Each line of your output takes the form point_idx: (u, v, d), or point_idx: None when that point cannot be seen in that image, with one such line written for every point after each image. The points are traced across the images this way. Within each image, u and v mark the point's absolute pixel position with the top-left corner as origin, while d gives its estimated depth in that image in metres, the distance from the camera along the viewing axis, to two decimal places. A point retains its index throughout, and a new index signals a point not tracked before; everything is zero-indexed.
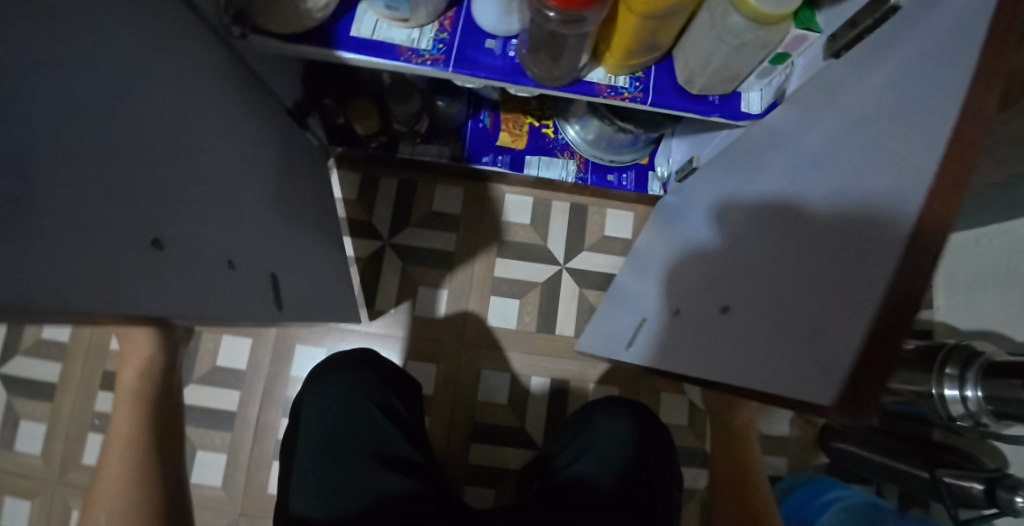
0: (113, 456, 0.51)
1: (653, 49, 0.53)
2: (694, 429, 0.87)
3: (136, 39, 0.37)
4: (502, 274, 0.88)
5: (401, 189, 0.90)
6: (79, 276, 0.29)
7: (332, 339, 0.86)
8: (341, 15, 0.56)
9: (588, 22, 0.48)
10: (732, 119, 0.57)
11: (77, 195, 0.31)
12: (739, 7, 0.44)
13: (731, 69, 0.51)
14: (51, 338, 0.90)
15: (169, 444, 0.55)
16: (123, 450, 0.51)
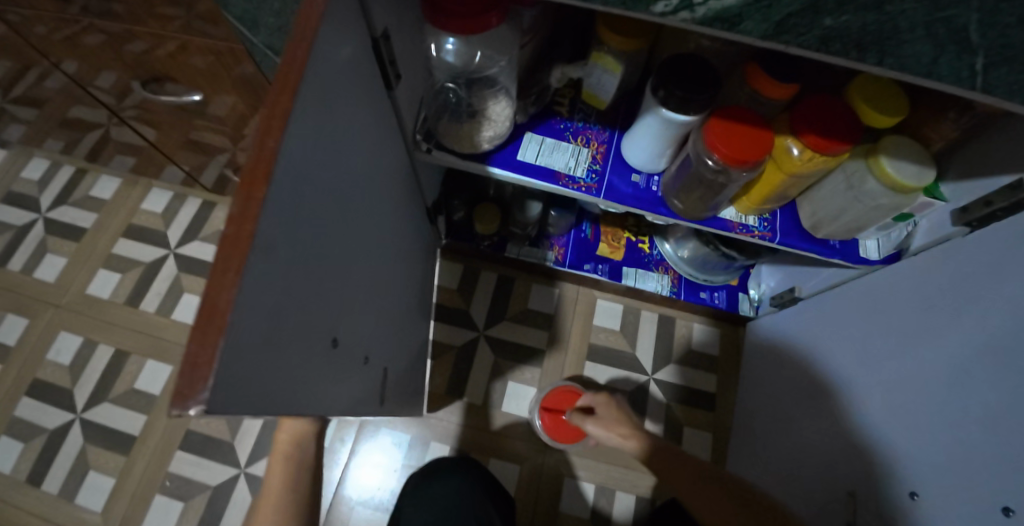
0: (266, 509, 0.50)
1: (783, 198, 0.59)
2: None
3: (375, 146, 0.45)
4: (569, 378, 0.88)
5: (498, 282, 0.96)
6: (269, 379, 0.31)
7: (417, 428, 0.87)
8: (508, 143, 0.64)
9: (742, 174, 0.53)
10: (851, 263, 0.61)
11: (282, 316, 0.32)
12: (879, 176, 0.51)
13: (860, 224, 0.57)
14: (142, 388, 0.94)
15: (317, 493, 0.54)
16: (276, 494, 0.51)
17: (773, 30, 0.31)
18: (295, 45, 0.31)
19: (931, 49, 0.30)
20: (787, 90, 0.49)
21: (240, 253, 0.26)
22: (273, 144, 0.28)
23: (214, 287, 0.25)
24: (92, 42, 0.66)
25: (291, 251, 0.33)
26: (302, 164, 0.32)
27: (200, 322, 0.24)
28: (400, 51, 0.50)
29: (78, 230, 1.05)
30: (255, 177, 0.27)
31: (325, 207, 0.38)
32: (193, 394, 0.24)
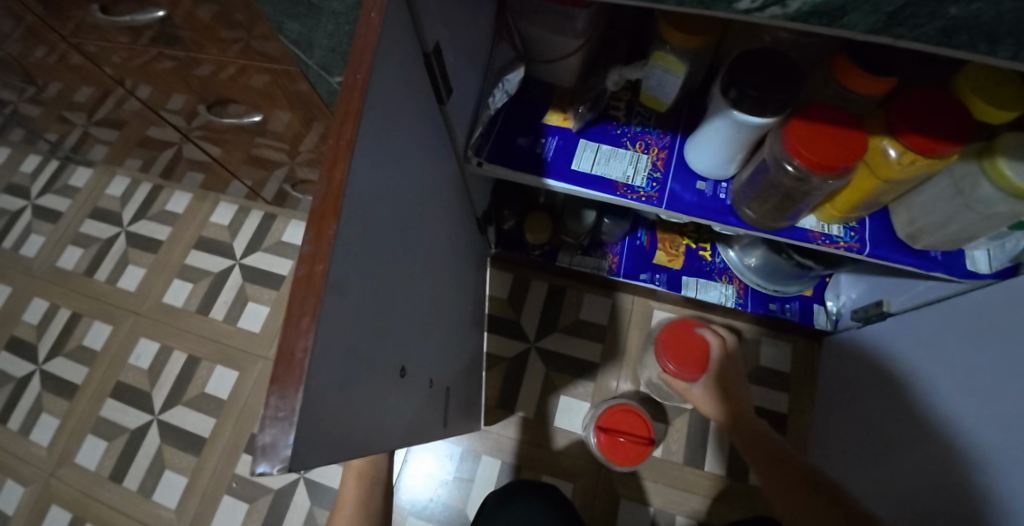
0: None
1: (874, 204, 0.52)
2: None
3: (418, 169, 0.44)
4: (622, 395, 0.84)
5: (551, 292, 0.93)
6: (349, 417, 0.31)
7: (470, 440, 0.86)
8: (562, 152, 0.60)
9: (827, 182, 0.48)
10: (955, 276, 0.53)
11: (359, 350, 0.32)
12: (996, 180, 0.43)
13: (968, 233, 0.49)
14: (211, 392, 0.98)
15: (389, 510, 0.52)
16: (347, 511, 0.49)
17: (881, 23, 0.26)
18: (352, 75, 0.30)
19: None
20: (884, 85, 0.43)
21: (316, 295, 0.26)
22: (340, 176, 0.28)
23: (291, 335, 0.25)
24: (161, 67, 0.69)
25: (364, 282, 0.32)
26: (362, 194, 0.31)
27: (281, 373, 0.24)
28: (452, 65, 0.48)
29: (155, 242, 1.12)
30: (324, 213, 0.27)
31: (387, 234, 0.37)
32: (278, 447, 0.24)
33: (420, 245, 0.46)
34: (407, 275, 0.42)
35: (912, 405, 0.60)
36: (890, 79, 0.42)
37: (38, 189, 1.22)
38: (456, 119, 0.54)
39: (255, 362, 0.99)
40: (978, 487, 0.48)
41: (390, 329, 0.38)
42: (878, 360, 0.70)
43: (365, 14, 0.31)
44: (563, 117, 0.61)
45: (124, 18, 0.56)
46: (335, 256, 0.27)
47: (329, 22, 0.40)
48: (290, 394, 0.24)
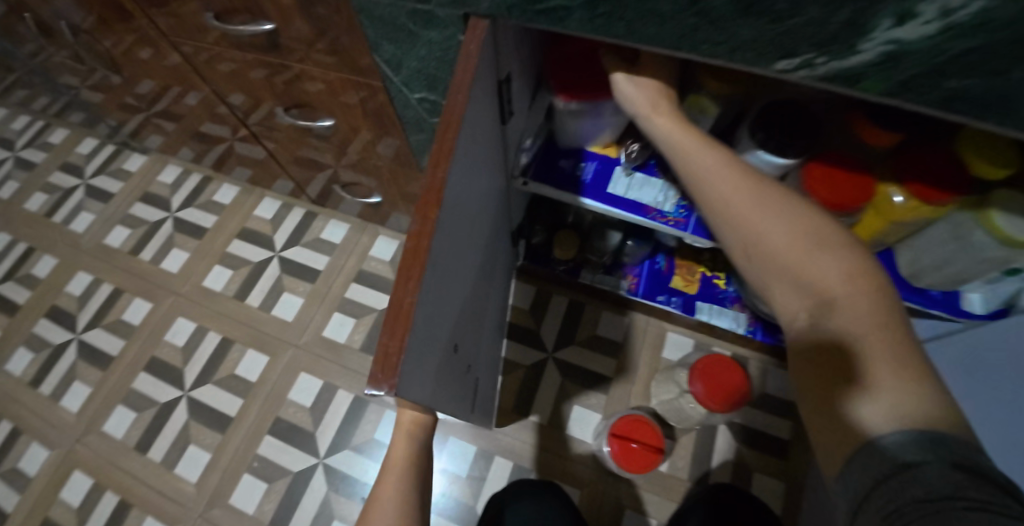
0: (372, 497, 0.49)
1: (880, 243, 0.58)
2: None
3: (483, 177, 0.50)
4: (634, 407, 0.89)
5: (571, 306, 0.99)
6: (424, 375, 0.36)
7: (484, 440, 0.91)
8: (600, 175, 0.67)
9: (837, 219, 0.54)
10: (950, 315, 0.59)
11: (435, 320, 0.37)
12: (987, 229, 0.48)
13: (962, 275, 0.55)
14: (241, 374, 1.03)
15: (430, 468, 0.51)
16: (399, 467, 0.47)
17: (893, 89, 0.32)
18: (455, 97, 0.36)
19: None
20: (893, 139, 0.48)
21: (420, 264, 0.32)
22: (442, 175, 0.34)
23: (400, 293, 0.31)
24: (241, 68, 0.76)
25: (445, 264, 0.38)
26: (453, 190, 0.37)
27: (391, 321, 0.30)
28: (516, 92, 0.55)
29: (200, 229, 1.19)
30: (429, 202, 0.33)
31: (460, 229, 0.43)
32: (385, 378, 0.29)
33: (477, 244, 0.52)
34: (465, 268, 0.48)
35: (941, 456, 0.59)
36: (898, 133, 0.48)
37: (93, 170, 1.30)
38: (512, 138, 0.61)
39: (285, 349, 1.04)
40: None
41: (452, 311, 0.44)
42: None
43: (465, 46, 0.38)
44: (604, 144, 0.67)
45: (234, 27, 0.64)
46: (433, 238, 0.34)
47: (424, 50, 0.47)
48: (397, 339, 0.30)
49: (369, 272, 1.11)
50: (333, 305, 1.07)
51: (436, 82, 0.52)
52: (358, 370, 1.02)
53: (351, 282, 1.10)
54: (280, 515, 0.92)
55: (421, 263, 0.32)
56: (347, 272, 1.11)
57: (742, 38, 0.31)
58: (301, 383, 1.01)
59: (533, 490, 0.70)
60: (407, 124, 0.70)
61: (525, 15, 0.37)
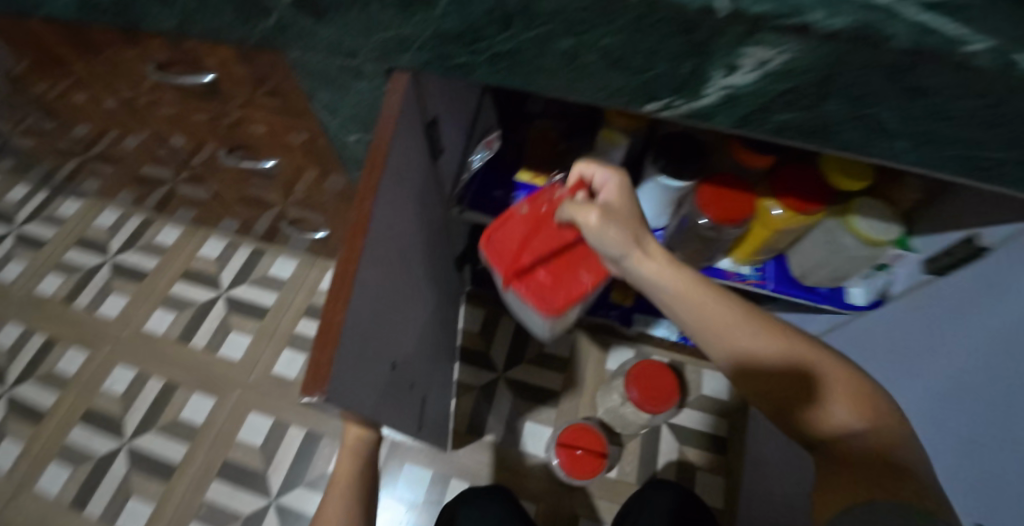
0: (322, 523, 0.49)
1: (773, 250, 0.66)
2: None
3: (417, 208, 0.55)
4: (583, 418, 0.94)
5: (519, 327, 1.03)
6: (360, 388, 0.40)
7: (439, 464, 0.92)
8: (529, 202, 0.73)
9: (731, 231, 0.61)
10: (839, 309, 0.66)
11: (369, 336, 0.41)
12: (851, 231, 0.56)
13: (840, 271, 0.63)
14: (186, 418, 1.01)
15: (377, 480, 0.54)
16: (346, 484, 0.50)
17: (738, 121, 0.38)
18: (378, 141, 0.41)
19: (861, 136, 0.36)
20: (765, 159, 0.56)
21: (347, 285, 0.36)
22: (367, 207, 0.39)
23: (330, 312, 0.35)
24: (180, 111, 0.78)
25: (377, 286, 0.42)
26: (383, 221, 0.42)
27: (321, 337, 0.34)
28: (444, 131, 0.60)
29: (141, 272, 1.17)
30: (356, 231, 0.38)
31: (394, 255, 0.47)
32: (317, 388, 0.33)
33: (415, 269, 0.57)
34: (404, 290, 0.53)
35: None
36: (768, 154, 0.56)
37: (23, 217, 1.26)
38: (445, 171, 0.66)
39: (233, 389, 1.03)
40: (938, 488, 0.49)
41: (389, 330, 0.47)
42: None
43: (389, 97, 0.44)
44: (533, 175, 0.75)
45: (175, 77, 0.67)
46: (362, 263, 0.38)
47: (355, 98, 0.52)
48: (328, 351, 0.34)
49: (319, 305, 1.12)
50: (282, 341, 1.08)
51: (369, 125, 0.57)
52: (310, 404, 1.02)
53: (301, 317, 1.10)
54: None
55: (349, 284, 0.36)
56: (296, 307, 1.12)
57: (615, 85, 0.38)
58: (251, 423, 1.00)
59: (487, 497, 0.71)
60: (348, 163, 0.74)
61: (439, 68, 0.42)
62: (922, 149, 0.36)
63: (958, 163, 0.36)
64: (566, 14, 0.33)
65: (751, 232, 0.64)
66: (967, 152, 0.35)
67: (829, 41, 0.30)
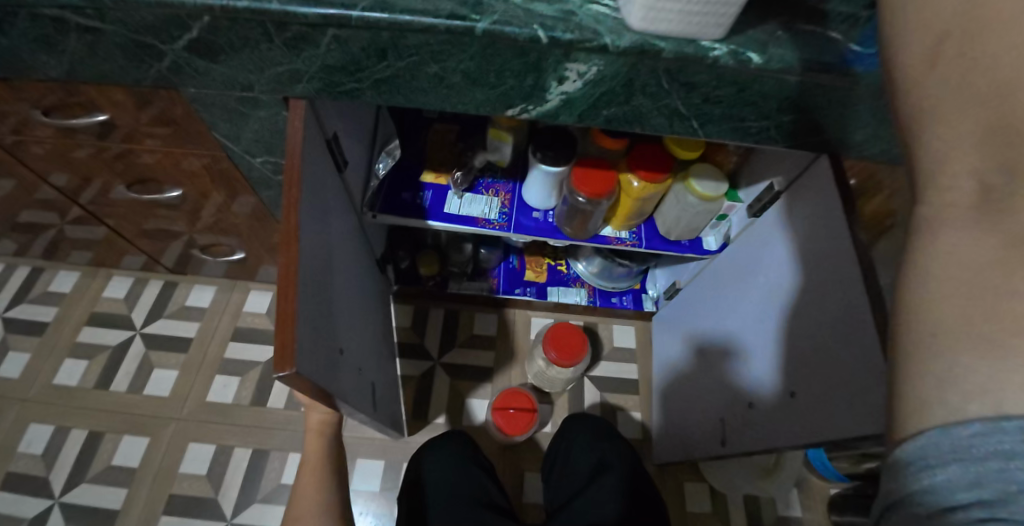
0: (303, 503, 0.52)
1: (642, 213, 0.78)
2: (718, 516, 0.97)
3: (331, 218, 0.61)
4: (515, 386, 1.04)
5: (446, 315, 1.11)
6: (315, 370, 0.44)
7: (390, 453, 0.99)
8: (435, 199, 0.80)
9: (603, 204, 0.73)
10: (701, 255, 0.80)
11: (314, 325, 0.46)
12: (691, 192, 0.69)
13: (694, 225, 0.76)
14: (120, 463, 0.99)
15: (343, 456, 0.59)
16: (314, 461, 0.55)
17: (577, 119, 0.48)
18: (290, 161, 0.45)
19: (667, 122, 0.48)
20: (619, 141, 0.68)
21: (292, 282, 0.40)
22: (297, 218, 0.43)
23: (283, 305, 0.39)
24: (66, 152, 0.77)
25: (312, 282, 0.46)
26: (307, 228, 0.47)
27: (281, 327, 0.38)
28: (346, 145, 0.66)
29: (41, 325, 1.11)
30: (290, 238, 0.42)
31: (320, 257, 0.52)
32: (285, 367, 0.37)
33: (337, 271, 0.62)
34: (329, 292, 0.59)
35: (712, 351, 0.79)
36: (620, 137, 0.68)
37: None
38: (353, 179, 0.72)
39: (167, 424, 1.02)
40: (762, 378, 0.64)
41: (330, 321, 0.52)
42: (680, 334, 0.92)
43: (291, 123, 0.47)
44: (435, 175, 0.81)
45: (62, 121, 0.67)
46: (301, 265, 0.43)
47: (256, 125, 0.57)
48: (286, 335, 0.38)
49: (246, 327, 1.13)
50: (212, 369, 1.08)
51: (273, 148, 0.61)
52: (252, 423, 1.04)
53: (228, 342, 1.11)
54: None
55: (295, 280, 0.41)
56: (222, 333, 1.12)
57: (479, 99, 0.47)
58: (192, 454, 1.00)
59: (448, 441, 0.79)
60: (256, 184, 0.78)
61: (331, 95, 0.49)
62: (710, 126, 0.48)
63: (736, 134, 0.49)
64: (430, 46, 0.42)
65: (621, 202, 0.76)
66: (739, 125, 0.48)
67: (625, 55, 0.41)
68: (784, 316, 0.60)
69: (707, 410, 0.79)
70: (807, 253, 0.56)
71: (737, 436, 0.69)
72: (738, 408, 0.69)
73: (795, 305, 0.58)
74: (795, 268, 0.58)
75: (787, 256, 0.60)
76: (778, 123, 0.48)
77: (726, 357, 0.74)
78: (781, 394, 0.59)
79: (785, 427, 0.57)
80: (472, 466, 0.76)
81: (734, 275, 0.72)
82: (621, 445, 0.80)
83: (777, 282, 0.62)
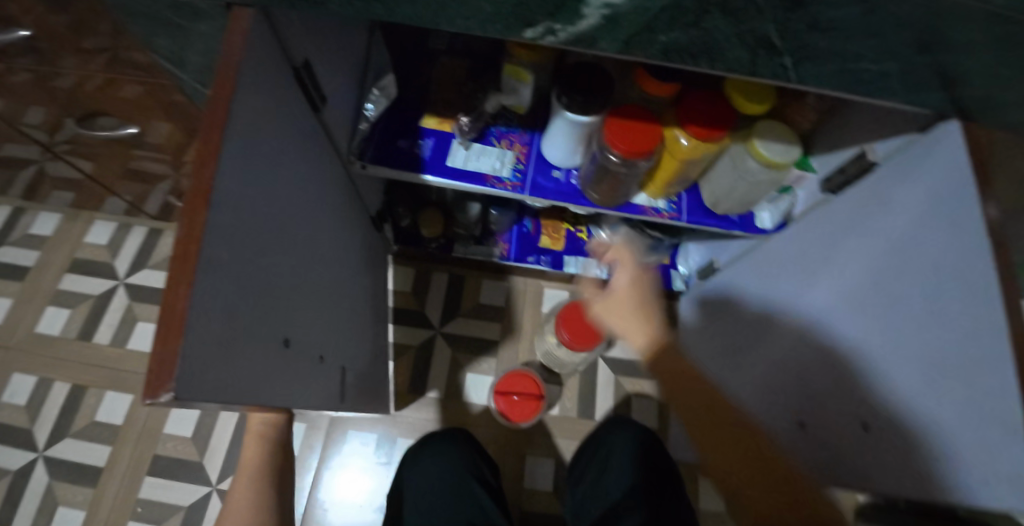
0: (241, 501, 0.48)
1: (685, 180, 0.65)
2: None
3: (300, 169, 0.50)
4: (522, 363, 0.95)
5: (449, 281, 1.01)
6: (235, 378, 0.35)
7: (384, 425, 0.92)
8: (438, 150, 0.68)
9: (641, 165, 0.60)
10: (750, 233, 0.68)
11: (239, 318, 0.36)
12: (755, 156, 0.57)
13: (749, 198, 0.63)
14: (103, 419, 0.94)
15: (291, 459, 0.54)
16: (251, 471, 0.50)
17: (623, 46, 0.36)
18: (217, 92, 0.34)
19: (746, 55, 0.35)
20: (669, 87, 0.55)
21: (190, 265, 0.30)
22: (210, 173, 0.32)
23: (170, 298, 0.29)
24: (8, 76, 0.66)
25: (241, 261, 0.36)
26: (238, 185, 0.36)
27: (162, 326, 0.29)
28: (324, 77, 0.54)
29: (21, 269, 1.04)
30: (195, 203, 0.31)
31: (268, 219, 0.42)
32: (162, 385, 0.28)
33: (308, 235, 0.52)
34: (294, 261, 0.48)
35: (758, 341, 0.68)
36: (672, 82, 0.55)
37: None
38: (336, 120, 0.60)
39: None
40: (821, 386, 0.53)
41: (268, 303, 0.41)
42: (721, 316, 0.81)
43: (228, 38, 0.37)
44: (438, 120, 0.69)
45: None
46: (218, 238, 0.33)
47: (204, 44, 0.45)
48: (173, 342, 0.29)
49: None
50: None
51: None
52: None
53: None
54: None
55: (197, 263, 0.31)
56: None
57: (487, 11, 0.35)
58: (178, 414, 0.95)
59: (447, 445, 0.69)
60: None
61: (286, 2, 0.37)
62: (804, 67, 0.35)
63: (840, 78, 0.36)
64: None
65: (661, 164, 0.63)
66: (846, 66, 0.35)
67: None
68: (856, 317, 0.48)
69: (749, 412, 0.69)
70: (904, 244, 0.44)
71: (790, 451, 0.59)
72: (790, 420, 0.59)
73: (873, 307, 0.46)
74: (883, 260, 0.46)
75: (872, 242, 0.48)
76: (905, 65, 0.34)
77: (773, 352, 0.64)
78: (850, 413, 0.48)
79: (864, 455, 0.46)
80: (475, 482, 0.66)
81: (800, 258, 0.60)
82: (654, 470, 0.67)
83: (854, 273, 0.50)
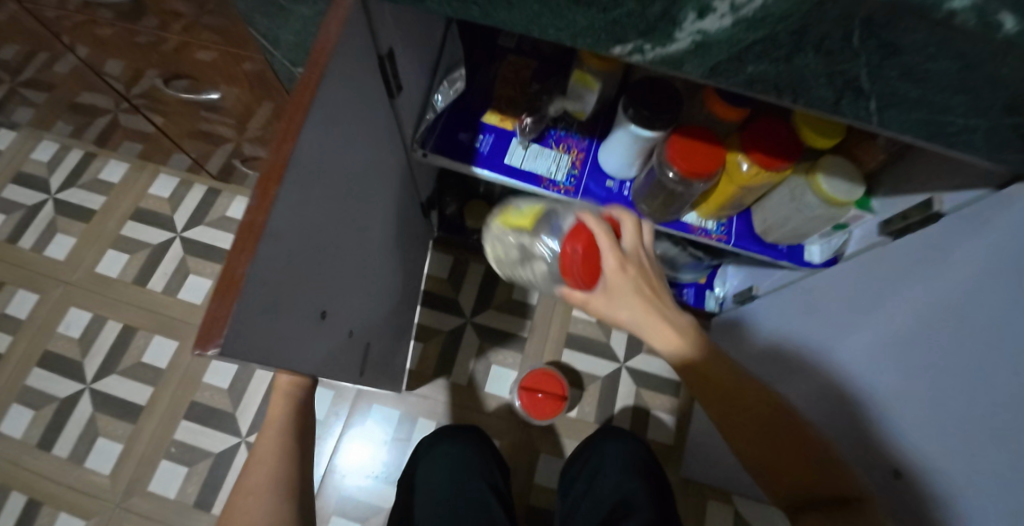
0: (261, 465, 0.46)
1: (739, 205, 0.65)
2: None
3: (369, 152, 0.52)
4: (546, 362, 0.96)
5: (485, 273, 1.03)
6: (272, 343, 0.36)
7: (406, 404, 0.95)
8: (496, 147, 0.70)
9: (699, 186, 0.61)
10: (796, 266, 0.68)
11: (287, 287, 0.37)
12: (816, 190, 0.57)
13: (801, 231, 0.63)
14: (148, 361, 1.00)
15: (313, 421, 0.54)
16: (277, 425, 0.50)
17: (707, 72, 0.37)
18: (311, 74, 0.36)
19: (832, 94, 0.35)
20: (739, 112, 0.55)
21: (255, 236, 0.31)
22: (288, 149, 0.34)
23: (233, 261, 0.30)
24: (106, 32, 0.70)
25: (297, 234, 0.38)
26: (311, 163, 0.38)
27: (222, 287, 0.30)
28: (403, 66, 0.56)
29: (88, 211, 1.10)
30: (271, 176, 0.33)
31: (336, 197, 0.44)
32: (211, 342, 0.29)
33: (365, 215, 0.54)
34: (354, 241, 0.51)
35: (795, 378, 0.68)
36: (742, 107, 0.55)
37: None
38: (407, 107, 0.62)
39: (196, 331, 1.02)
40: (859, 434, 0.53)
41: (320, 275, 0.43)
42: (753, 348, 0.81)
43: (327, 25, 0.39)
44: (500, 118, 0.70)
45: None
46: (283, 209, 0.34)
47: (299, 24, 0.47)
48: (223, 308, 0.30)
49: None
50: None
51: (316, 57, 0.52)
52: None
53: None
54: (203, 498, 0.92)
55: (261, 233, 0.32)
56: None
57: (580, 25, 0.36)
58: (216, 366, 1.00)
59: (460, 439, 0.71)
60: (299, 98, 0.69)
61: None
62: (889, 112, 0.36)
63: (922, 127, 0.36)
64: None
65: (718, 187, 0.63)
66: (932, 116, 0.35)
67: None
68: (902, 371, 0.48)
69: None
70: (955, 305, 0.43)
71: None
72: None
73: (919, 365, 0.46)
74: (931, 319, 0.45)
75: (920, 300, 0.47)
76: (993, 123, 0.34)
77: (812, 393, 0.63)
78: (887, 467, 0.48)
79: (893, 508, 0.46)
80: (489, 478, 0.68)
81: (847, 303, 0.59)
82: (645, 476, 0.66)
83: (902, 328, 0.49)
